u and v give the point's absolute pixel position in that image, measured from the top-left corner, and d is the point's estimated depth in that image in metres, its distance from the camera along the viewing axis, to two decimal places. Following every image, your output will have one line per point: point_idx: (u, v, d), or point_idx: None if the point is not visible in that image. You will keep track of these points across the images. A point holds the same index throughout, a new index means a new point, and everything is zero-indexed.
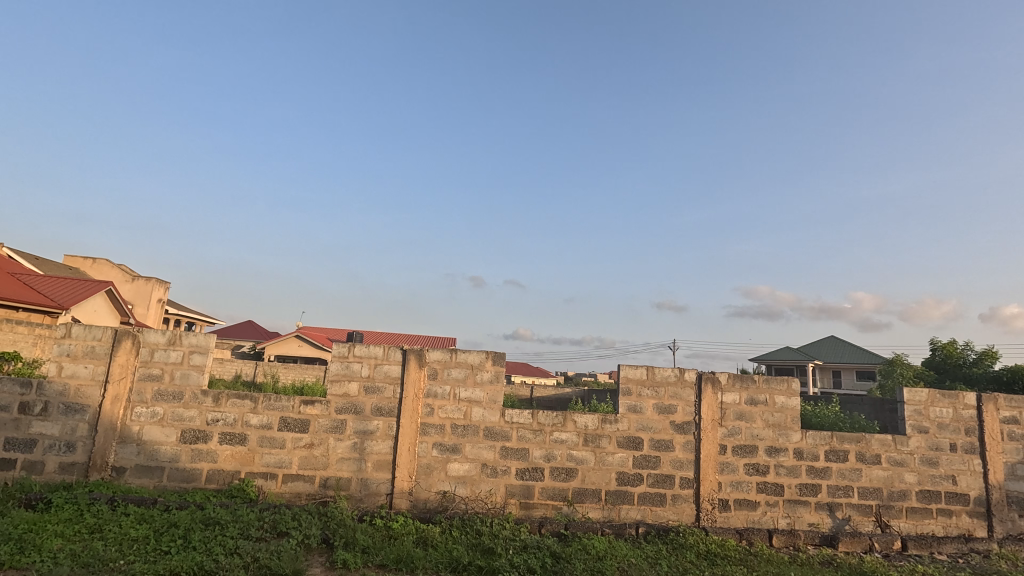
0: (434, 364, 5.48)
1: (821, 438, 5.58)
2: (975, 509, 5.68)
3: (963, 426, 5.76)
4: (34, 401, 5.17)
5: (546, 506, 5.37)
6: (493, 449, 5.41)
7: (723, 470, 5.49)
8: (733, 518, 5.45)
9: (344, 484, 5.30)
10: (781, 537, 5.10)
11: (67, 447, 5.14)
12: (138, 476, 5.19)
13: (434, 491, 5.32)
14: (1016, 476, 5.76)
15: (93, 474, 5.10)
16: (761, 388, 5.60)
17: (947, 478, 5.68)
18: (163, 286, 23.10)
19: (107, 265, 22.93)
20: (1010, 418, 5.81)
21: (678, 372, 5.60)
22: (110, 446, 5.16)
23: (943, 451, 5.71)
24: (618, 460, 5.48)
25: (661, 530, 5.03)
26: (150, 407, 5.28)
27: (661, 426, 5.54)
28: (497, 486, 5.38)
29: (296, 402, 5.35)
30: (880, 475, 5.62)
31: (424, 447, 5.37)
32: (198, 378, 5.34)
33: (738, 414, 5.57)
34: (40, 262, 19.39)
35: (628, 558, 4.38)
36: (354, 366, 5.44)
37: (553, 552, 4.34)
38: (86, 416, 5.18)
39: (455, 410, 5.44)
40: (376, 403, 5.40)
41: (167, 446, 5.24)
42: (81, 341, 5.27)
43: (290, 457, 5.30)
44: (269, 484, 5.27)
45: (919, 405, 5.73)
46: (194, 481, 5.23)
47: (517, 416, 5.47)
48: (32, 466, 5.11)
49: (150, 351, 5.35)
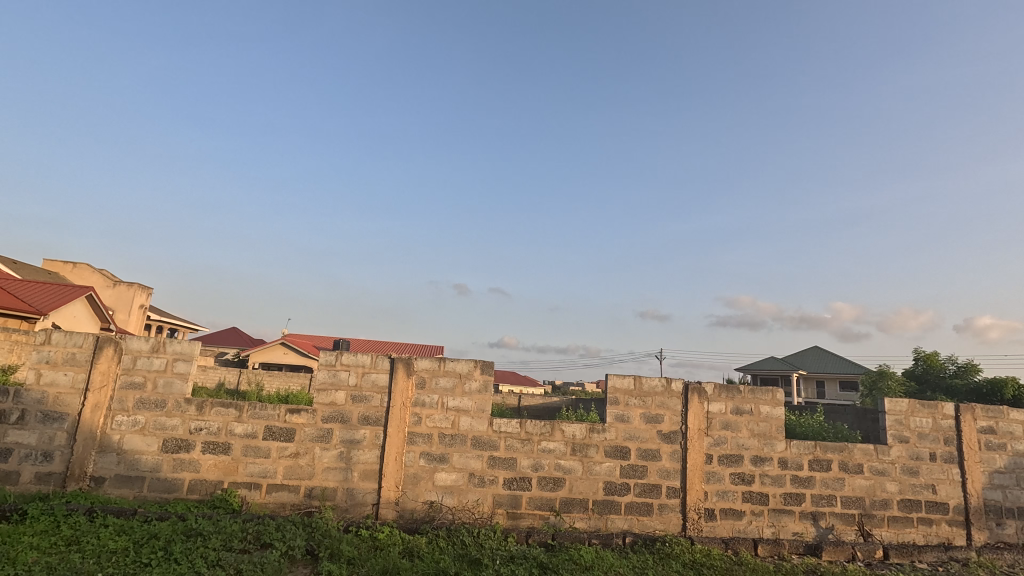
0: (422, 373, 5.46)
1: (805, 447, 5.66)
2: (955, 518, 5.78)
3: (942, 435, 5.87)
4: (11, 409, 5.06)
5: (533, 516, 5.36)
6: (480, 458, 5.39)
7: (709, 479, 5.53)
8: (719, 527, 5.47)
9: (329, 494, 5.24)
10: (766, 546, 5.15)
11: (44, 457, 5.02)
12: (116, 486, 5.08)
13: (421, 501, 5.28)
14: (994, 485, 5.87)
15: (71, 484, 4.98)
16: (747, 398, 5.67)
17: (927, 487, 5.78)
18: (146, 292, 22.77)
19: (87, 270, 22.52)
20: (986, 428, 5.94)
21: (665, 382, 5.65)
22: (88, 455, 5.05)
23: (923, 460, 5.81)
24: (605, 469, 5.49)
25: (648, 540, 5.04)
26: (132, 415, 5.19)
27: (648, 435, 5.57)
28: (484, 497, 5.35)
29: (283, 411, 5.29)
30: (863, 484, 5.70)
31: (411, 456, 5.34)
32: (181, 386, 5.25)
33: (725, 423, 5.63)
34: (18, 267, 18.93)
35: (614, 568, 4.38)
36: (341, 375, 5.40)
37: (541, 562, 4.33)
38: (64, 425, 5.07)
39: (442, 419, 5.41)
40: (363, 412, 5.36)
41: (148, 456, 5.14)
42: (61, 347, 5.16)
43: (275, 466, 5.24)
44: (253, 494, 5.19)
45: (900, 415, 5.84)
46: (176, 491, 5.14)
47: (505, 425, 5.45)
48: (7, 475, 4.99)
49: (133, 358, 5.27)
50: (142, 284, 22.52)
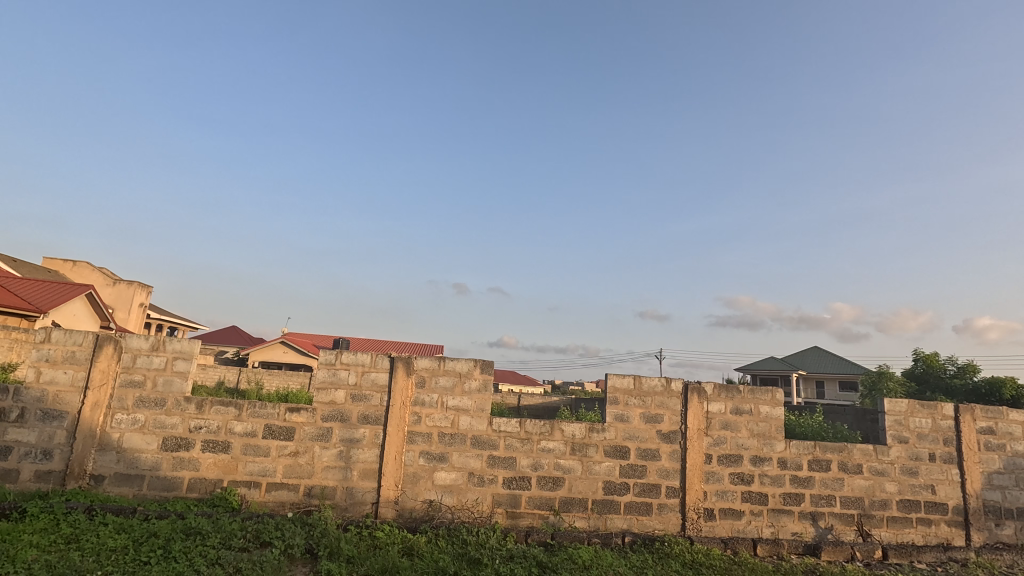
0: (422, 372, 5.46)
1: (804, 447, 5.66)
2: (954, 519, 5.78)
3: (942, 436, 5.87)
4: (11, 407, 5.06)
5: (533, 516, 5.36)
6: (480, 457, 5.39)
7: (708, 479, 5.53)
8: (718, 527, 5.48)
9: (329, 493, 5.24)
10: (765, 546, 5.16)
11: (44, 455, 5.02)
12: (116, 484, 5.08)
13: (421, 500, 5.29)
14: (993, 486, 5.88)
15: (71, 482, 4.98)
16: (747, 398, 5.67)
17: (927, 488, 5.78)
18: (146, 290, 22.77)
19: (87, 268, 22.52)
20: (986, 428, 5.95)
21: (665, 382, 5.65)
22: (88, 454, 5.05)
23: (923, 461, 5.81)
24: (605, 469, 5.49)
25: (647, 540, 5.05)
26: (131, 414, 5.19)
27: (648, 435, 5.57)
28: (483, 496, 5.35)
29: (282, 409, 5.29)
30: (862, 484, 5.70)
31: (411, 455, 5.34)
32: (181, 385, 5.25)
33: (724, 423, 5.63)
34: (18, 265, 18.92)
35: (614, 568, 4.38)
36: (341, 374, 5.40)
37: (540, 561, 4.34)
38: (64, 423, 5.07)
39: (442, 418, 5.42)
40: (363, 411, 5.36)
41: (147, 454, 5.14)
42: (61, 346, 5.16)
43: (275, 465, 5.24)
44: (252, 493, 5.19)
45: (899, 415, 5.84)
46: (175, 490, 5.14)
47: (505, 424, 5.45)
48: (6, 474, 4.99)
49: (133, 357, 5.27)
50: (142, 283, 22.53)
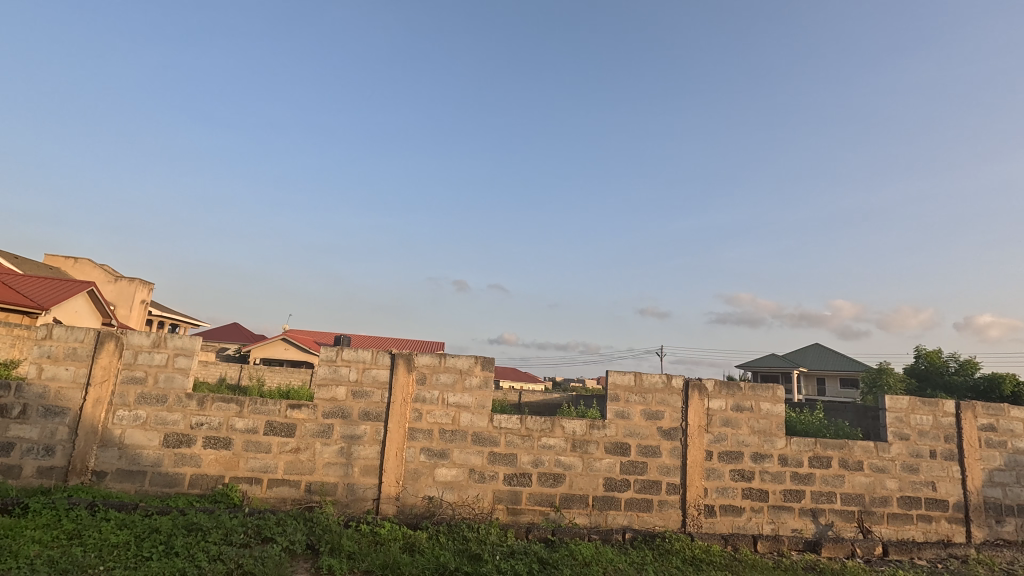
0: (423, 369, 5.47)
1: (804, 444, 5.66)
2: (955, 515, 5.78)
3: (943, 433, 5.87)
4: (12, 403, 5.07)
5: (533, 512, 5.37)
6: (481, 454, 5.40)
7: (708, 476, 5.54)
8: (719, 524, 5.48)
9: (329, 489, 5.25)
10: (766, 543, 5.16)
11: (46, 451, 5.03)
12: (118, 480, 5.09)
13: (421, 496, 5.30)
14: (994, 483, 5.88)
15: (73, 478, 5.00)
16: (748, 395, 5.67)
17: (927, 485, 5.78)
18: (147, 287, 22.80)
19: (89, 265, 22.56)
20: (986, 425, 5.94)
21: (666, 378, 5.65)
22: (90, 450, 5.06)
23: (924, 458, 5.82)
24: (605, 466, 5.50)
25: (647, 536, 5.06)
26: (133, 410, 5.20)
27: (649, 432, 5.57)
28: (484, 492, 5.37)
29: (284, 406, 5.30)
30: (862, 481, 5.70)
31: (412, 452, 5.35)
32: (182, 381, 5.26)
33: (725, 420, 5.63)
34: (19, 261, 18.97)
35: (614, 564, 4.39)
36: (342, 370, 5.41)
37: (540, 558, 4.35)
38: (66, 419, 5.08)
39: (443, 415, 5.42)
40: (364, 408, 5.37)
41: (149, 451, 5.15)
42: (63, 342, 5.17)
43: (276, 461, 5.25)
44: (253, 488, 5.20)
45: (900, 413, 5.83)
46: (177, 486, 5.15)
47: (506, 421, 5.46)
48: (9, 470, 5.01)
49: (134, 353, 5.27)
50: (143, 280, 22.58)
